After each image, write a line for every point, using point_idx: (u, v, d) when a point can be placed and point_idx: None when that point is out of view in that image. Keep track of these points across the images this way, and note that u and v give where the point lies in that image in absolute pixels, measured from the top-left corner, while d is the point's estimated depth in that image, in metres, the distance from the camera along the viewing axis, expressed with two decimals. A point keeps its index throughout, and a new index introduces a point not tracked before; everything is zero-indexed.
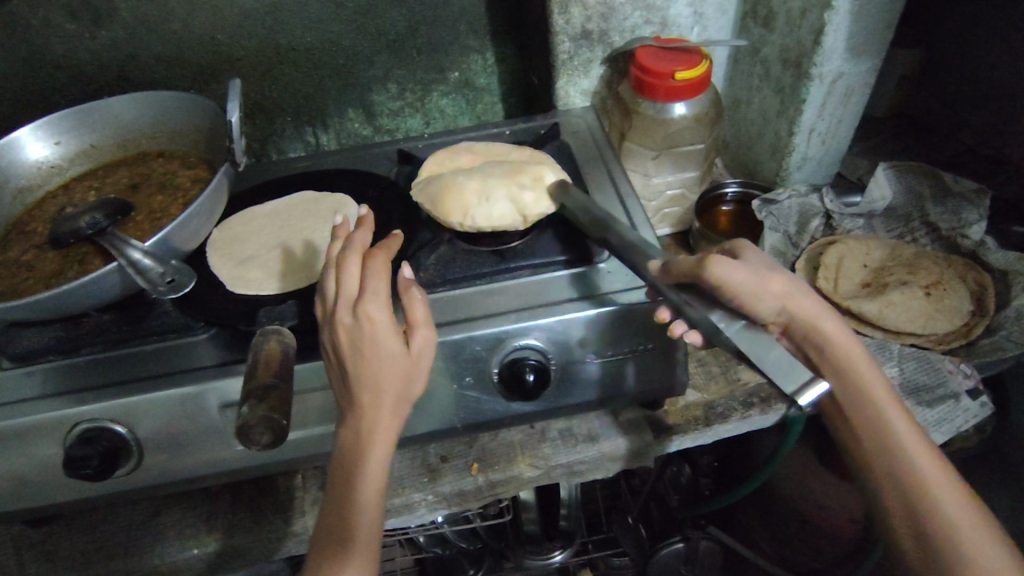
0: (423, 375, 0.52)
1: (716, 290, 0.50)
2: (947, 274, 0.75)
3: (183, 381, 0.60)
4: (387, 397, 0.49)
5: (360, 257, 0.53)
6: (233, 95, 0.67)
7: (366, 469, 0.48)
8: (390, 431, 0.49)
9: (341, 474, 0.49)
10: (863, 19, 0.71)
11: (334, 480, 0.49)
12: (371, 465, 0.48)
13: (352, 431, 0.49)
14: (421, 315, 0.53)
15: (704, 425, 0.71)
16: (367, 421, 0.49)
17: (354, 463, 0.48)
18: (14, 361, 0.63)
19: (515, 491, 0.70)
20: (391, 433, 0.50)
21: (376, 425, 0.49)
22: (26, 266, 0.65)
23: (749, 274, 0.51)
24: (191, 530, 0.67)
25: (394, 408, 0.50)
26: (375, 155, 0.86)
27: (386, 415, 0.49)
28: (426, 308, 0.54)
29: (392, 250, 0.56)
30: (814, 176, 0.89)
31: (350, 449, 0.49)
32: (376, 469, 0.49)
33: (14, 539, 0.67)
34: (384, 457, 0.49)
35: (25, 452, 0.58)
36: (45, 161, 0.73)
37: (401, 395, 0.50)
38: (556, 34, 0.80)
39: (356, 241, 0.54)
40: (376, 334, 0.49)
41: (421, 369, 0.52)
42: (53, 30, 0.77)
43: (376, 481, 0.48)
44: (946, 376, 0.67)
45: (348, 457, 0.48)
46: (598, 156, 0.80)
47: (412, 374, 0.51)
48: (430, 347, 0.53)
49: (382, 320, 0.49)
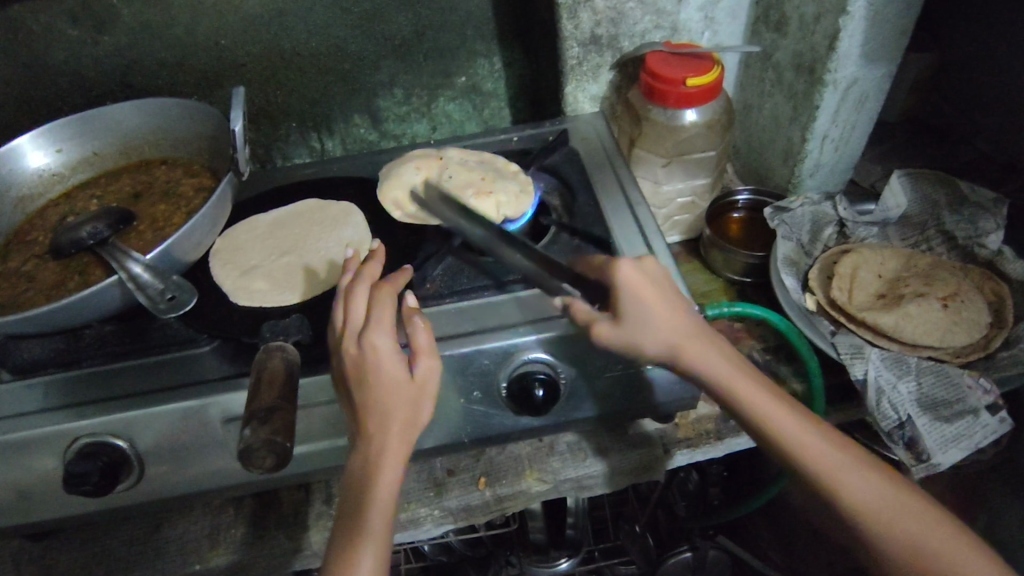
0: (431, 402, 0.52)
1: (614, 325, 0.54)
2: (964, 285, 0.74)
3: (186, 395, 0.59)
4: (394, 422, 0.49)
5: (366, 288, 0.54)
6: (236, 103, 0.66)
7: (373, 494, 0.47)
8: (397, 458, 0.49)
9: (350, 502, 0.48)
10: (879, 24, 0.69)
11: (343, 508, 0.48)
12: (378, 493, 0.48)
13: (360, 458, 0.49)
14: (425, 341, 0.52)
15: (714, 439, 0.69)
16: (374, 448, 0.48)
17: (361, 491, 0.48)
18: (14, 373, 0.62)
19: (522, 506, 0.69)
20: (399, 459, 0.49)
21: (385, 450, 0.49)
22: (27, 277, 0.64)
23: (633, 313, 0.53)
24: (194, 545, 0.66)
25: (402, 433, 0.50)
26: (380, 162, 0.85)
27: (394, 440, 0.49)
28: (430, 333, 0.53)
29: (401, 280, 0.56)
30: (826, 184, 0.88)
31: (358, 475, 0.48)
32: (386, 494, 0.48)
33: (15, 553, 0.66)
34: (393, 481, 0.48)
35: (24, 466, 0.57)
36: (46, 168, 0.72)
37: (407, 421, 0.50)
38: (565, 39, 0.79)
39: (364, 273, 0.55)
40: (379, 361, 0.49)
41: (427, 396, 0.51)
42: (54, 35, 0.76)
43: (386, 507, 0.48)
44: (965, 392, 0.65)
45: (357, 482, 0.48)
46: (607, 162, 0.79)
47: (418, 401, 0.51)
48: (436, 373, 0.52)
49: (384, 349, 0.50)
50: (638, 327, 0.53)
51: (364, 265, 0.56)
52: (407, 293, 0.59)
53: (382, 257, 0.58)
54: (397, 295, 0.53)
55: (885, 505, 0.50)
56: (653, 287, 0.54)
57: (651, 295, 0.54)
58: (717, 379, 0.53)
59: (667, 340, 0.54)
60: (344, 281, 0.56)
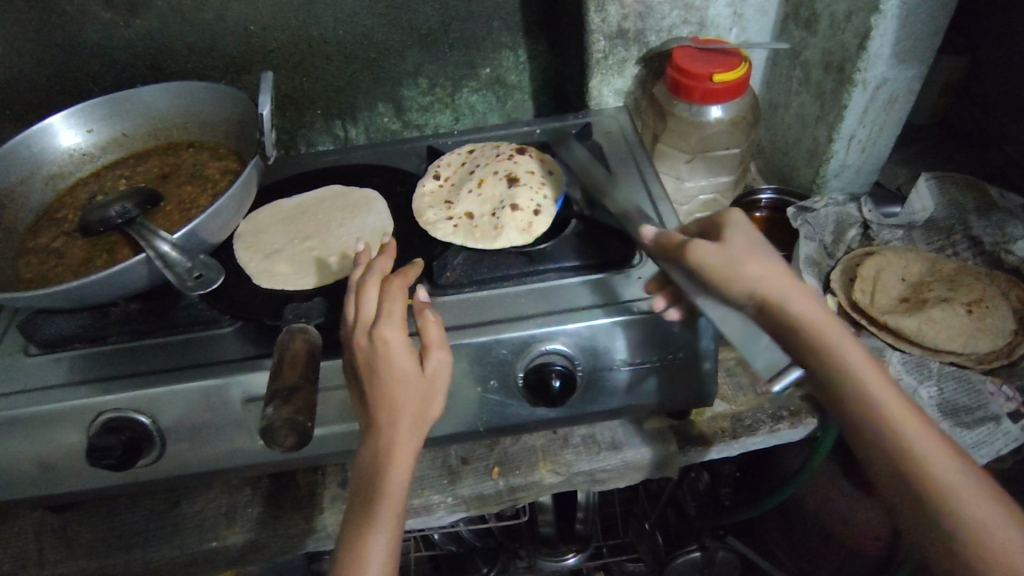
0: (440, 396, 0.52)
1: (705, 274, 0.53)
2: (990, 291, 0.72)
3: (208, 374, 0.59)
4: (404, 417, 0.50)
5: (377, 283, 0.54)
6: (265, 88, 0.66)
7: (382, 488, 0.48)
8: (406, 451, 0.49)
9: (360, 494, 0.49)
10: (911, 24, 0.69)
11: (354, 498, 0.49)
12: (388, 487, 0.48)
13: (370, 449, 0.49)
14: (436, 335, 0.53)
15: (730, 437, 0.69)
16: (384, 442, 0.49)
17: (371, 484, 0.48)
18: (43, 347, 0.64)
19: (535, 497, 0.69)
20: (409, 454, 0.50)
21: (394, 446, 0.49)
22: (57, 254, 0.65)
23: (729, 257, 0.52)
24: (210, 522, 0.67)
25: (412, 428, 0.50)
26: (403, 151, 0.86)
27: (403, 435, 0.49)
28: (441, 328, 0.54)
29: (413, 275, 0.56)
30: (851, 185, 0.87)
31: (368, 468, 0.49)
32: (396, 488, 0.48)
33: (36, 524, 0.67)
34: (403, 476, 0.49)
35: (49, 438, 0.58)
36: (77, 147, 0.73)
37: (417, 416, 0.50)
38: (591, 32, 0.79)
39: (375, 268, 0.55)
40: (388, 356, 0.50)
41: (436, 389, 0.52)
42: (88, 17, 0.77)
43: (396, 500, 0.48)
44: (987, 399, 0.65)
45: (368, 475, 0.49)
46: (630, 157, 0.79)
47: (428, 396, 0.51)
48: (445, 368, 0.53)
49: (395, 343, 0.50)
50: (731, 267, 0.52)
51: (376, 260, 0.56)
52: (417, 287, 0.59)
53: (394, 253, 0.59)
54: (408, 288, 0.53)
55: (976, 505, 0.41)
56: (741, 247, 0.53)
57: (749, 242, 0.54)
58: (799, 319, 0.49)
59: (757, 277, 0.51)
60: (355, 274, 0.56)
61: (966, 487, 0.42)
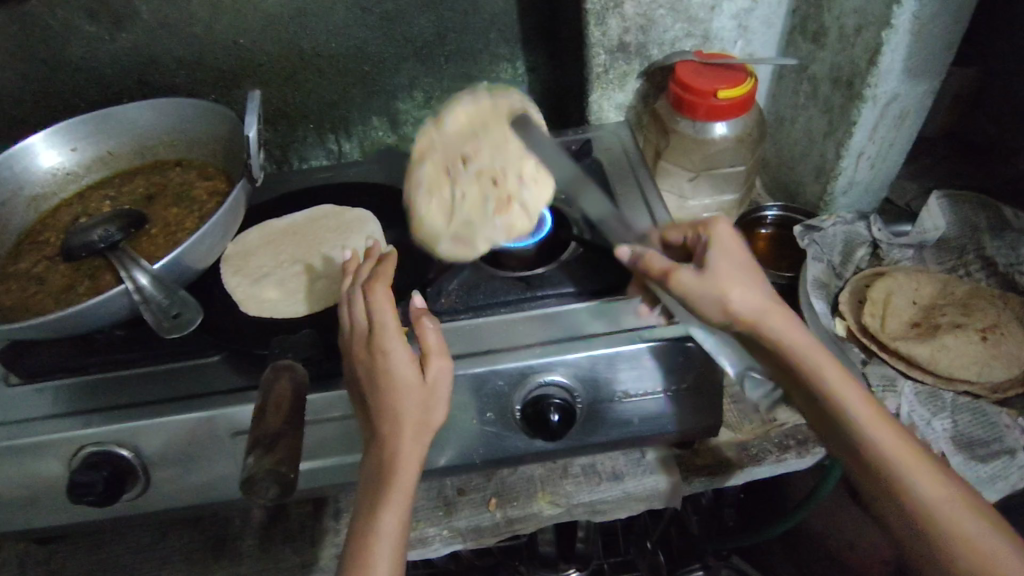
0: (444, 404, 0.50)
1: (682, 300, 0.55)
2: (1004, 317, 0.70)
3: (194, 407, 0.57)
4: (407, 424, 0.48)
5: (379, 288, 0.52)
6: (252, 107, 0.64)
7: (387, 495, 0.46)
8: (410, 460, 0.47)
9: (363, 505, 0.47)
10: (923, 39, 0.66)
11: (357, 512, 0.47)
12: (390, 499, 0.46)
13: (374, 462, 0.48)
14: (434, 342, 0.51)
15: (737, 468, 0.66)
16: (387, 453, 0.47)
17: (375, 496, 0.46)
18: (23, 377, 0.61)
19: (534, 528, 0.66)
20: (414, 464, 0.48)
21: (399, 454, 0.47)
22: (38, 280, 0.63)
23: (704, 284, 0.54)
24: (198, 556, 0.65)
25: (415, 436, 0.48)
26: (398, 167, 0.83)
27: (407, 442, 0.48)
28: (439, 335, 0.52)
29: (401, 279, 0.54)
30: (859, 203, 0.84)
31: (372, 479, 0.47)
32: (399, 500, 0.46)
33: (19, 557, 0.65)
34: (407, 486, 0.47)
35: (27, 474, 0.56)
36: (60, 167, 0.71)
37: (420, 424, 0.48)
38: (591, 46, 0.76)
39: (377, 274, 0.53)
40: (389, 364, 0.48)
41: (440, 396, 0.50)
42: (73, 31, 0.75)
43: (400, 512, 0.46)
44: (1003, 432, 0.62)
45: (371, 488, 0.47)
46: (632, 175, 0.76)
47: (430, 404, 0.49)
48: (447, 375, 0.51)
49: (396, 352, 0.49)
50: (708, 292, 0.54)
51: (377, 266, 0.54)
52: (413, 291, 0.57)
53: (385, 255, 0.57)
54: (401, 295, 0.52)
55: (943, 502, 0.45)
56: (716, 264, 0.55)
57: (720, 267, 0.55)
58: (773, 335, 0.53)
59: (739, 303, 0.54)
60: (347, 283, 0.55)
61: (924, 475, 0.46)
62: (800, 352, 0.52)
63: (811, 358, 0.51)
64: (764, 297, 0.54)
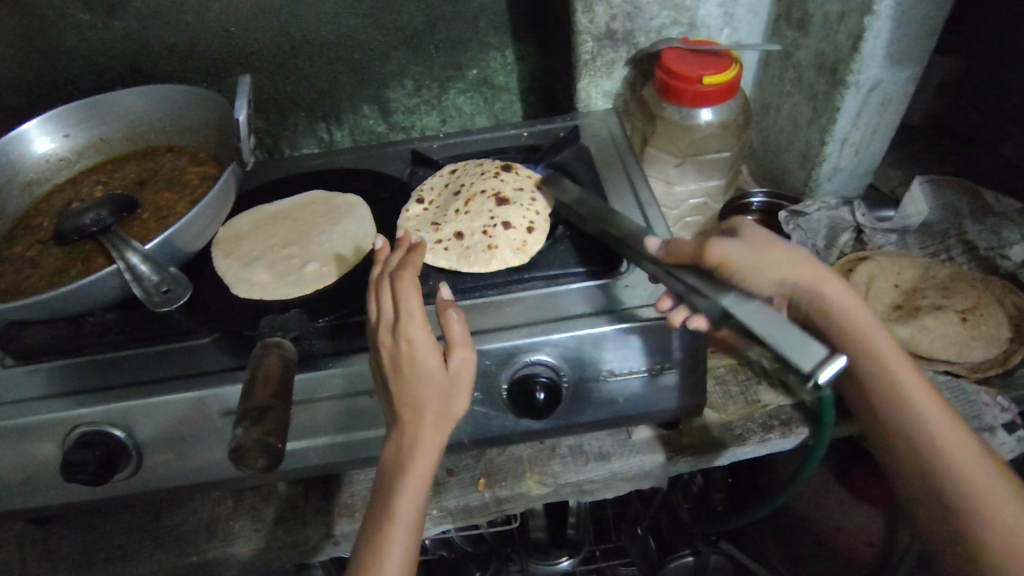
0: (466, 394, 0.50)
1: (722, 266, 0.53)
2: (985, 298, 0.71)
3: (186, 387, 0.58)
4: (427, 413, 0.48)
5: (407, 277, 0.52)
6: (242, 92, 0.65)
7: (404, 480, 0.47)
8: (429, 447, 0.48)
9: (380, 489, 0.48)
10: (904, 26, 0.67)
11: (374, 494, 0.48)
12: (406, 484, 0.47)
13: (394, 446, 0.48)
14: (459, 334, 0.51)
15: (720, 448, 0.67)
16: (407, 440, 0.48)
17: (392, 480, 0.47)
18: (16, 360, 0.62)
19: (523, 508, 0.68)
20: (431, 453, 0.48)
21: (418, 442, 0.48)
22: (31, 263, 0.64)
23: (748, 250, 0.53)
24: (191, 536, 0.65)
25: (436, 425, 0.48)
26: (388, 155, 0.84)
27: (427, 430, 0.48)
28: (464, 327, 0.51)
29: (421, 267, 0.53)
30: (844, 189, 0.85)
31: (390, 465, 0.48)
32: (416, 485, 0.47)
33: (15, 537, 0.66)
34: (425, 472, 0.47)
35: (22, 454, 0.57)
36: (53, 153, 0.71)
37: (441, 414, 0.49)
38: (578, 33, 0.77)
39: (405, 264, 0.53)
40: (413, 354, 0.48)
41: (462, 387, 0.50)
42: (66, 20, 0.75)
43: (416, 497, 0.47)
44: (982, 409, 0.63)
45: (388, 472, 0.48)
46: (619, 161, 0.77)
47: (451, 393, 0.49)
48: (469, 367, 0.50)
49: (420, 342, 0.48)
50: (755, 259, 0.53)
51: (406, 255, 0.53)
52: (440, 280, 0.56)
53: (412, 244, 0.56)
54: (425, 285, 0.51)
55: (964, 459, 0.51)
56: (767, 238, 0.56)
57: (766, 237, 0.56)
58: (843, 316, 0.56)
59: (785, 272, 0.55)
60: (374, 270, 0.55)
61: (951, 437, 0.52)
62: (866, 332, 0.56)
63: (873, 340, 0.55)
64: (818, 270, 0.56)
